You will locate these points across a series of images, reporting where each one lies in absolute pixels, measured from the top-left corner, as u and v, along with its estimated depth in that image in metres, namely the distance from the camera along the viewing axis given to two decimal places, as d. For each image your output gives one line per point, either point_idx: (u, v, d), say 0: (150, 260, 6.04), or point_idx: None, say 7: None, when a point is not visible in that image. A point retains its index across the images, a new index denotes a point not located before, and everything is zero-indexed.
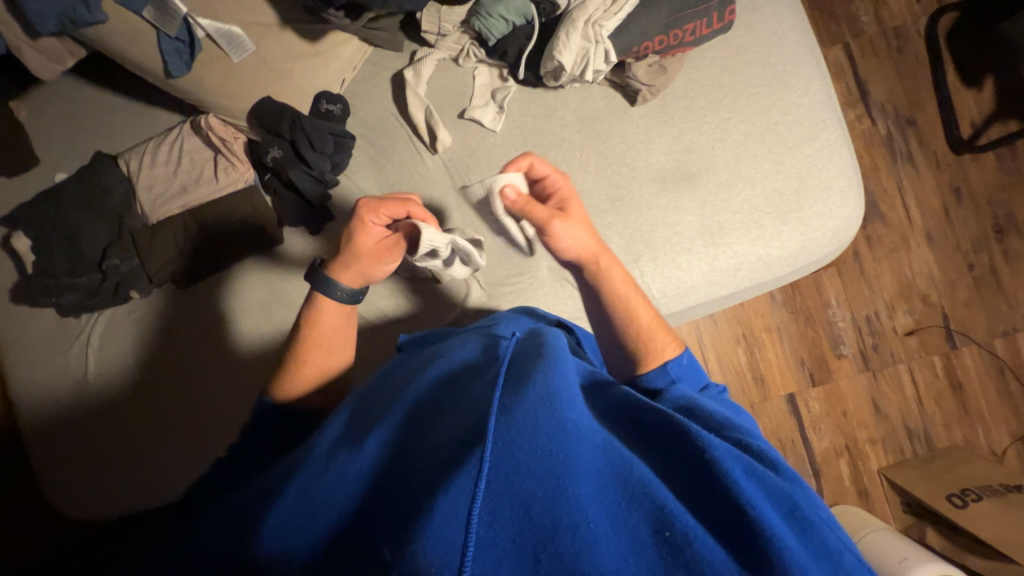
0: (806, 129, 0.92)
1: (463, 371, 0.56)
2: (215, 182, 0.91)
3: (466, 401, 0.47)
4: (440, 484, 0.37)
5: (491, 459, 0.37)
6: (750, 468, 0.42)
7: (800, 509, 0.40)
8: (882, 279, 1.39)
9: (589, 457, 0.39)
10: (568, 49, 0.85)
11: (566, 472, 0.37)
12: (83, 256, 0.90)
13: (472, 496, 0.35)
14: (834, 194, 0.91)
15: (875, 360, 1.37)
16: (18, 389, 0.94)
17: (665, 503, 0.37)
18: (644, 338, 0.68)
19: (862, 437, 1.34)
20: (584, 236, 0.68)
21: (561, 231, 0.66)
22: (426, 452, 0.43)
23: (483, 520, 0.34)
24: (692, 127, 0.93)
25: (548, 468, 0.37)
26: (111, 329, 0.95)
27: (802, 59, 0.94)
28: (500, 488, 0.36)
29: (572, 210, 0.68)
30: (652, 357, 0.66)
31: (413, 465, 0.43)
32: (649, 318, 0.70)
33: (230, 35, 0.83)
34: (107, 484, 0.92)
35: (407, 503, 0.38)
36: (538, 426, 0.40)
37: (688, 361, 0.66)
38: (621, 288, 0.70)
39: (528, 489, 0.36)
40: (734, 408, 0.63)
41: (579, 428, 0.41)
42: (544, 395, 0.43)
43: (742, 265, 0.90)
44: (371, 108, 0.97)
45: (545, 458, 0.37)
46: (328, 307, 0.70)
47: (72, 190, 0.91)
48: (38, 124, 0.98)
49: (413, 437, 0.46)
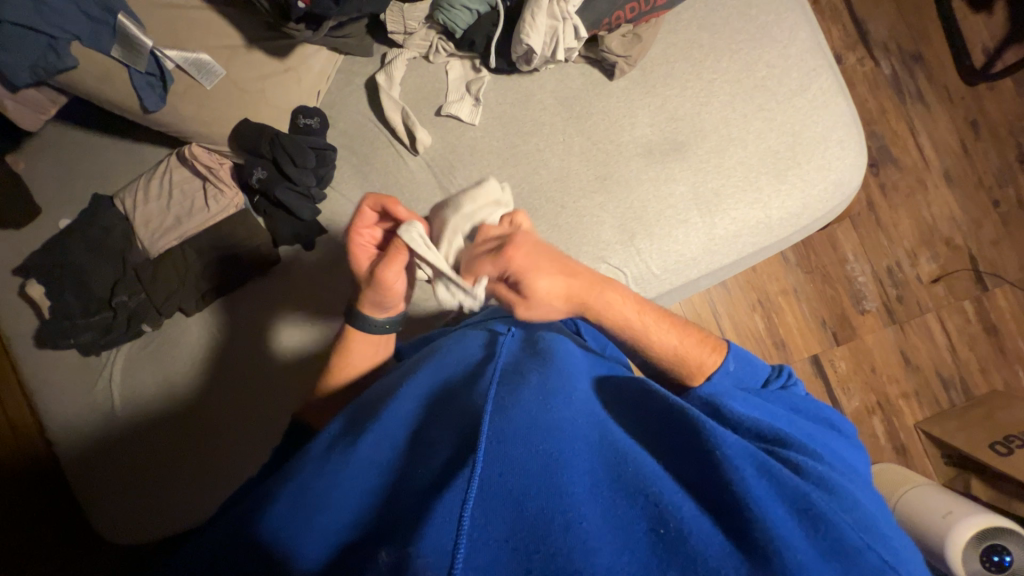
0: (797, 81, 0.88)
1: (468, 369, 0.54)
2: (208, 211, 0.93)
3: (463, 402, 0.46)
4: (438, 489, 0.37)
5: (485, 459, 0.37)
6: (763, 466, 0.41)
7: (814, 506, 0.38)
8: (900, 226, 1.33)
9: (582, 455, 0.39)
10: (536, 30, 0.81)
11: (560, 469, 0.37)
12: (95, 296, 0.94)
13: (465, 496, 0.34)
14: (833, 148, 0.87)
15: (900, 311, 1.32)
16: (52, 426, 0.98)
17: (659, 497, 0.37)
18: (678, 358, 0.61)
19: (894, 391, 1.30)
20: (560, 301, 0.57)
21: (535, 318, 0.57)
22: (424, 457, 0.42)
23: (475, 521, 0.33)
24: (676, 95, 0.90)
25: (541, 466, 0.36)
26: (131, 363, 0.98)
27: (785, 8, 0.90)
28: (493, 488, 0.35)
29: (536, 286, 0.55)
30: (697, 372, 0.60)
31: (413, 470, 0.42)
32: (675, 340, 0.62)
33: (200, 64, 0.83)
34: (147, 510, 0.95)
35: (406, 509, 0.38)
36: (533, 425, 0.40)
37: (735, 365, 0.61)
38: (626, 320, 0.60)
39: (521, 488, 0.35)
40: (788, 401, 0.60)
41: (574, 426, 0.41)
42: (539, 395, 0.43)
43: (742, 230, 0.87)
44: (349, 117, 0.96)
45: (539, 456, 0.37)
46: (358, 338, 0.67)
47: (77, 234, 0.94)
48: (34, 174, 1.01)
49: (415, 441, 0.46)
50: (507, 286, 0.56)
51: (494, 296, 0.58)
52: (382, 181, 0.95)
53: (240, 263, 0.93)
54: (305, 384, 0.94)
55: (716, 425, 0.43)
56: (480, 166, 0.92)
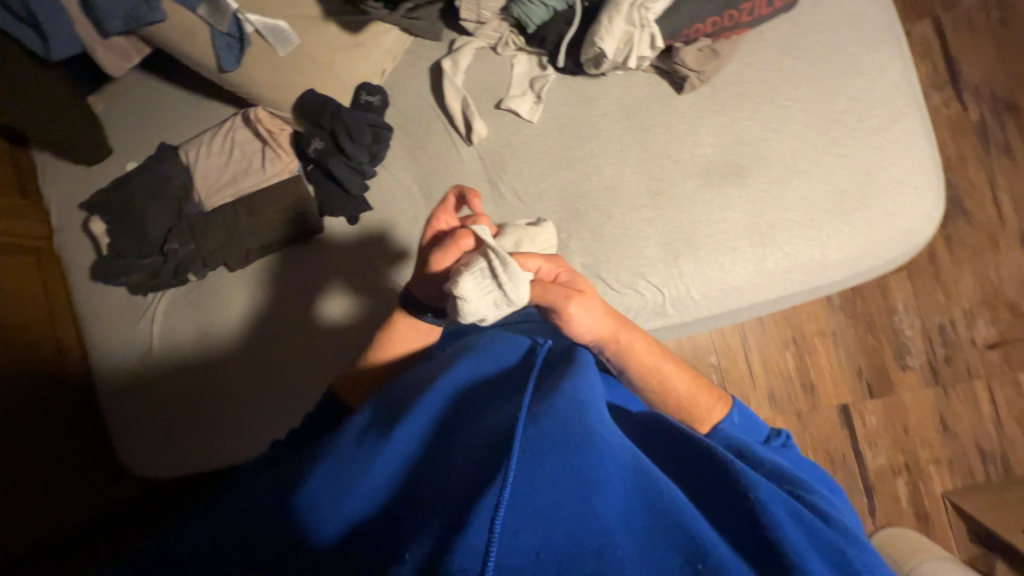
0: (879, 118, 0.83)
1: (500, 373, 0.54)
2: (263, 173, 0.96)
3: (494, 408, 0.46)
4: (467, 489, 0.36)
5: (516, 468, 0.36)
6: (798, 514, 0.39)
7: (852, 563, 0.36)
8: (961, 284, 1.24)
9: (617, 477, 0.38)
10: (611, 34, 0.79)
11: (593, 489, 0.35)
12: (150, 240, 0.98)
13: (496, 505, 0.34)
14: (907, 194, 0.82)
15: (946, 373, 1.24)
16: (96, 356, 1.04)
17: (696, 531, 0.35)
18: (686, 405, 0.62)
19: (925, 456, 1.22)
20: (601, 318, 0.57)
21: (580, 315, 0.55)
22: (452, 455, 0.42)
23: (507, 528, 0.33)
24: (745, 117, 0.86)
25: (574, 484, 0.36)
26: (173, 308, 1.02)
27: (879, 40, 0.85)
28: (524, 498, 0.34)
29: (581, 286, 0.57)
30: (700, 422, 0.61)
31: (439, 468, 0.42)
32: (687, 386, 0.62)
33: (277, 30, 0.85)
34: (174, 449, 1.00)
35: (432, 507, 0.38)
36: (564, 438, 0.38)
37: (739, 419, 0.63)
38: (651, 360, 0.61)
39: (554, 505, 0.34)
40: (798, 460, 0.61)
41: (607, 443, 0.40)
42: (572, 406, 0.42)
43: (793, 267, 0.83)
44: (409, 99, 0.97)
45: (572, 473, 0.36)
46: (404, 324, 0.68)
47: (140, 178, 0.99)
48: (110, 116, 1.06)
49: (441, 438, 0.46)
50: (557, 285, 0.56)
51: (540, 295, 0.56)
52: (432, 167, 0.95)
53: (288, 230, 0.96)
54: (333, 354, 0.96)
55: (747, 468, 0.42)
56: (531, 164, 0.92)
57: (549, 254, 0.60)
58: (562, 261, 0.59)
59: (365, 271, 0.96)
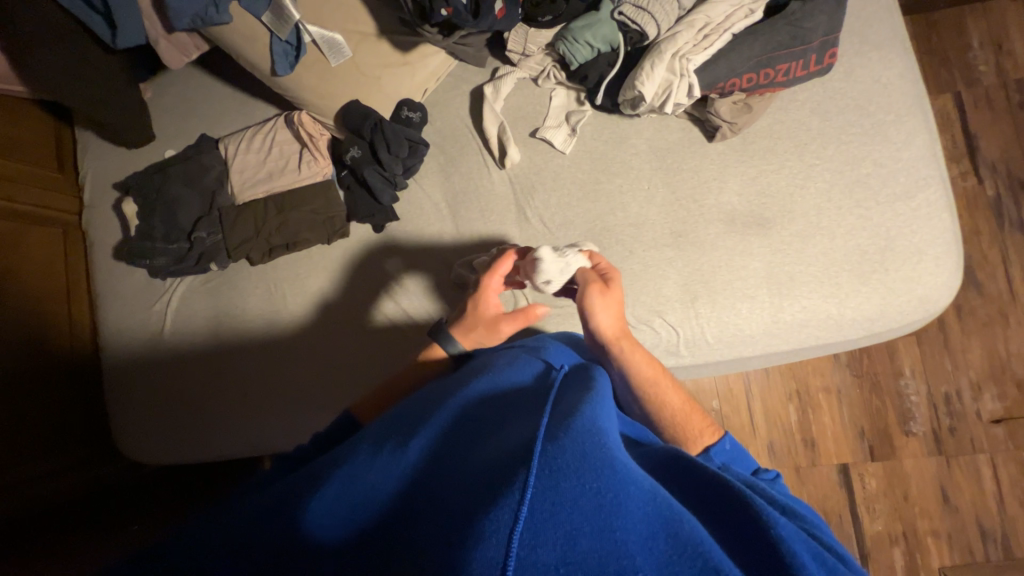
0: (903, 186, 0.85)
1: (515, 392, 0.53)
2: (298, 174, 0.98)
3: (511, 426, 0.45)
4: (485, 499, 0.36)
5: (536, 485, 0.35)
6: (819, 557, 0.38)
7: None
8: (969, 354, 1.24)
9: (637, 502, 0.36)
10: (651, 79, 0.82)
11: (614, 513, 0.35)
12: (178, 226, 1.00)
13: (516, 518, 0.33)
14: (927, 262, 0.83)
15: (950, 443, 1.22)
16: (107, 335, 1.05)
17: (718, 565, 0.33)
18: (677, 423, 0.64)
19: (923, 526, 1.20)
20: (614, 316, 0.71)
21: (594, 301, 0.71)
22: (469, 466, 0.41)
23: (525, 543, 0.32)
24: (771, 171, 0.88)
25: (595, 507, 0.35)
26: (191, 295, 1.03)
27: (906, 111, 0.88)
28: (544, 517, 0.33)
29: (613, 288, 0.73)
30: (691, 443, 0.62)
31: (454, 477, 0.41)
32: (680, 405, 0.66)
33: (333, 43, 0.89)
34: (174, 435, 1.00)
35: (448, 515, 0.37)
36: (585, 459, 0.37)
37: (730, 447, 0.62)
38: (651, 372, 0.68)
39: (573, 524, 0.33)
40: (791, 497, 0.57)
41: (627, 468, 0.39)
42: (591, 430, 0.41)
43: (809, 321, 0.84)
44: (448, 119, 1.00)
45: (592, 496, 0.35)
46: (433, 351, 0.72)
47: (178, 166, 1.02)
48: (157, 104, 1.10)
49: (456, 450, 0.45)
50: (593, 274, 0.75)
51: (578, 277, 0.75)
52: (462, 186, 0.98)
53: (317, 233, 0.97)
54: (343, 358, 0.97)
55: (767, 506, 0.40)
56: (559, 194, 0.94)
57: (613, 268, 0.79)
58: (615, 271, 0.76)
59: (385, 273, 0.98)
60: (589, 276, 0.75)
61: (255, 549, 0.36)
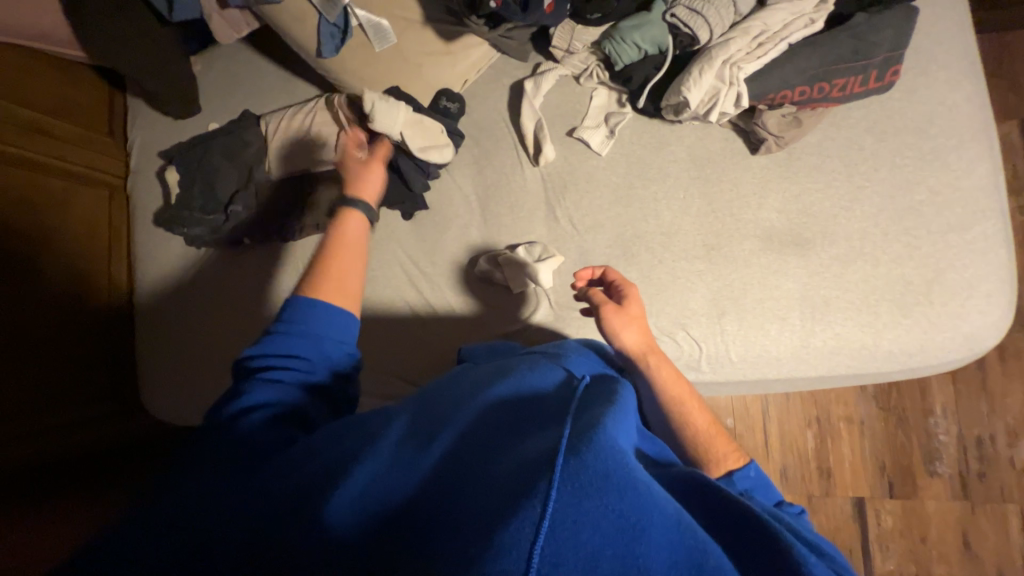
0: (958, 217, 0.81)
1: (538, 398, 0.53)
2: (333, 156, 0.99)
3: (534, 434, 0.44)
4: (506, 507, 0.35)
5: (556, 499, 0.34)
6: None
7: None
8: (1009, 397, 1.18)
9: (662, 528, 0.35)
10: (698, 86, 0.80)
11: (637, 535, 0.34)
12: (216, 198, 1.02)
13: (537, 528, 0.33)
14: (976, 299, 0.79)
15: (977, 489, 1.16)
16: (144, 298, 1.10)
17: None
18: (699, 440, 0.62)
19: (939, 571, 1.15)
20: (636, 331, 0.70)
21: (613, 320, 0.70)
22: (489, 470, 0.41)
23: (545, 559, 0.32)
24: (814, 190, 0.85)
25: (618, 527, 0.34)
26: (223, 266, 1.07)
27: (970, 138, 0.83)
28: (565, 534, 0.33)
29: (629, 304, 0.72)
30: (712, 464, 0.59)
31: (476, 480, 0.40)
32: (703, 424, 0.63)
33: (378, 27, 0.89)
34: (198, 397, 1.03)
35: (467, 519, 0.36)
36: (608, 477, 0.36)
37: (756, 473, 0.58)
38: (675, 389, 0.66)
39: (595, 544, 0.33)
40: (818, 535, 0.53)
41: (651, 490, 0.38)
42: (614, 447, 0.40)
43: (841, 349, 0.81)
44: (485, 111, 1.00)
45: (615, 517, 0.34)
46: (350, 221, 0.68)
47: (220, 140, 1.04)
48: (206, 77, 1.13)
49: (477, 451, 0.45)
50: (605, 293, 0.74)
51: (591, 294, 0.74)
52: (493, 180, 0.97)
53: None
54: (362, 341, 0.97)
55: (796, 545, 0.38)
56: (591, 196, 0.92)
57: (629, 282, 0.79)
58: (632, 287, 0.75)
59: (410, 260, 0.98)
60: (601, 294, 0.74)
61: (283, 537, 0.37)
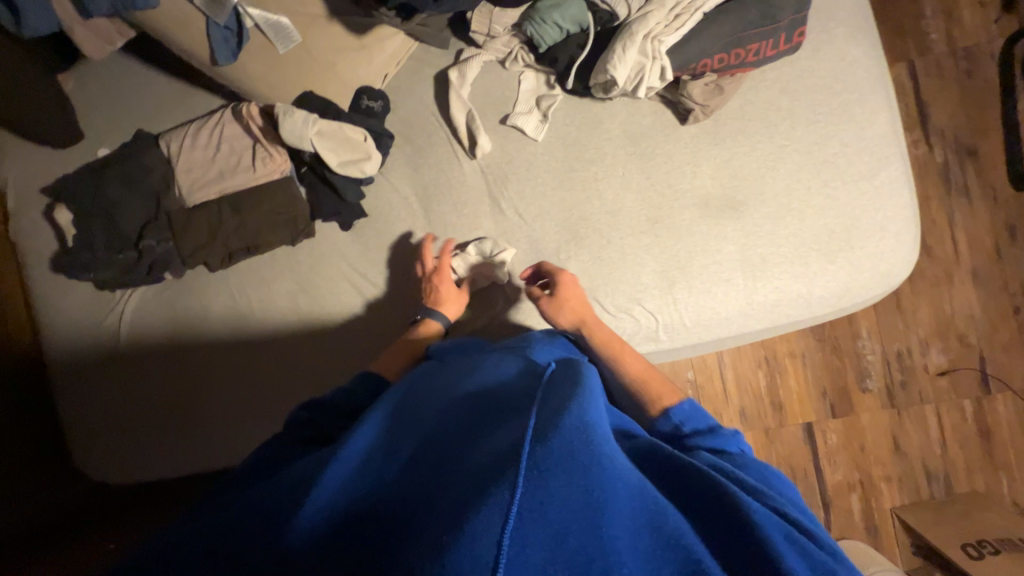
0: (867, 165, 0.87)
1: (503, 389, 0.53)
2: (253, 172, 0.91)
3: (501, 424, 0.44)
4: (475, 496, 0.35)
5: (524, 485, 0.34)
6: (790, 535, 0.40)
7: None
8: (919, 313, 1.33)
9: (625, 497, 0.37)
10: (623, 62, 0.79)
11: (602, 506, 0.35)
12: (122, 234, 0.91)
13: (506, 517, 0.33)
14: (888, 239, 0.87)
15: (901, 397, 1.32)
16: (54, 352, 0.97)
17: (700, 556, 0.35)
18: (640, 385, 0.69)
19: (878, 473, 1.31)
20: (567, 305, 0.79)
21: (544, 300, 0.80)
22: (461, 463, 0.41)
23: (514, 542, 0.32)
24: (742, 153, 0.89)
25: (584, 502, 0.35)
26: (146, 305, 0.96)
27: (870, 89, 0.89)
28: (533, 515, 0.33)
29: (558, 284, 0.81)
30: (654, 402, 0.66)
31: (445, 476, 0.40)
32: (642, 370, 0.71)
33: (278, 26, 0.79)
34: (143, 445, 0.95)
35: (438, 514, 0.36)
36: (574, 456, 0.36)
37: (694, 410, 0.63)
38: (612, 344, 0.74)
39: (562, 521, 0.33)
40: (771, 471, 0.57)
41: (616, 461, 0.39)
42: (581, 423, 0.40)
43: (780, 300, 0.87)
44: (412, 106, 0.95)
45: (581, 492, 0.35)
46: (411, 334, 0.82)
47: (115, 167, 0.92)
48: (83, 96, 0.98)
49: (445, 449, 0.44)
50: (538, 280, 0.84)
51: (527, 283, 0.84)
52: (432, 178, 0.94)
53: (281, 234, 0.91)
54: (319, 364, 0.94)
55: (743, 495, 0.42)
56: (533, 183, 0.91)
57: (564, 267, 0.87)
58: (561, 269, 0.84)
59: (357, 275, 0.94)
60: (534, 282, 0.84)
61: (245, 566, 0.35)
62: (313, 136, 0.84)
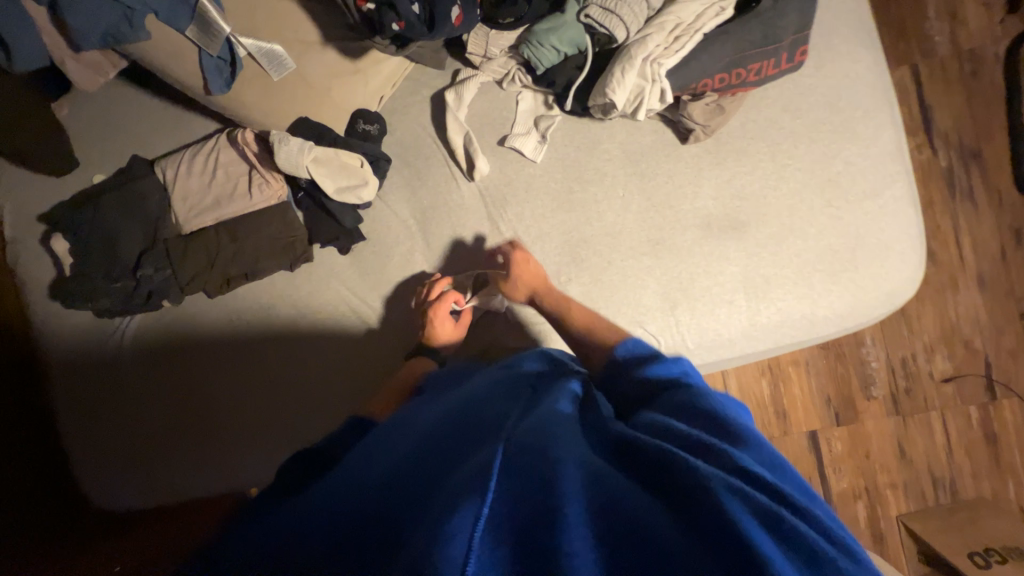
0: (871, 183, 0.86)
1: (483, 412, 0.56)
2: (249, 199, 0.90)
3: (478, 445, 0.48)
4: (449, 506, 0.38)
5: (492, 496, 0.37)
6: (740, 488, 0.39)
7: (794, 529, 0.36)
8: (923, 320, 1.32)
9: (582, 487, 0.39)
10: (622, 86, 0.78)
11: (560, 501, 0.36)
12: (121, 262, 0.90)
13: (476, 520, 0.35)
14: (893, 258, 0.85)
15: (906, 404, 1.31)
16: (55, 381, 0.96)
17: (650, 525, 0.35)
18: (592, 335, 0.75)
19: (883, 480, 1.30)
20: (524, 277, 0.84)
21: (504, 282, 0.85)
22: (440, 480, 0.44)
23: (483, 545, 0.34)
24: (744, 172, 0.87)
25: (545, 500, 0.37)
26: (146, 332, 0.95)
27: (874, 106, 0.87)
28: (501, 520, 0.36)
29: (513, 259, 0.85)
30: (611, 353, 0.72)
31: (426, 493, 0.43)
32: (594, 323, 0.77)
33: (272, 54, 0.78)
34: (143, 469, 0.95)
35: (417, 525, 0.38)
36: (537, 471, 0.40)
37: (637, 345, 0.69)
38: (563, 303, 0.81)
39: (526, 520, 0.36)
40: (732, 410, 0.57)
41: (575, 464, 0.41)
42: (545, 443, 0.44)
43: (784, 321, 0.86)
44: (409, 128, 0.94)
45: (542, 493, 0.38)
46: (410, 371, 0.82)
47: (112, 195, 0.91)
48: (78, 122, 0.97)
49: (427, 468, 0.47)
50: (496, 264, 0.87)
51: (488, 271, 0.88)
52: (430, 200, 0.93)
53: (278, 260, 0.90)
54: (320, 385, 0.93)
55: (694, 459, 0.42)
56: (533, 205, 0.90)
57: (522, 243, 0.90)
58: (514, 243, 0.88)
59: (356, 301, 0.93)
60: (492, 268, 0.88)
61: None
62: (309, 164, 0.83)
